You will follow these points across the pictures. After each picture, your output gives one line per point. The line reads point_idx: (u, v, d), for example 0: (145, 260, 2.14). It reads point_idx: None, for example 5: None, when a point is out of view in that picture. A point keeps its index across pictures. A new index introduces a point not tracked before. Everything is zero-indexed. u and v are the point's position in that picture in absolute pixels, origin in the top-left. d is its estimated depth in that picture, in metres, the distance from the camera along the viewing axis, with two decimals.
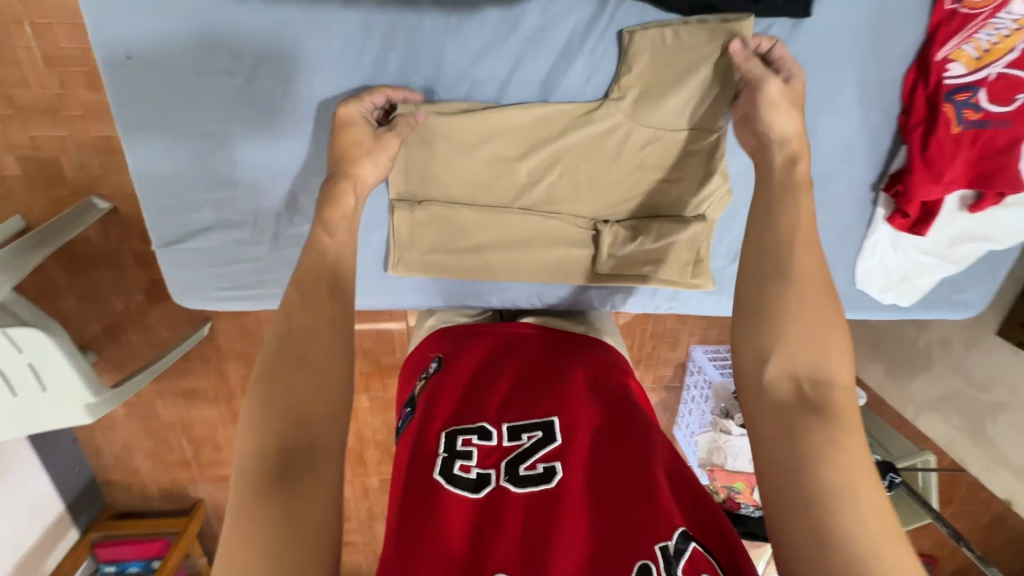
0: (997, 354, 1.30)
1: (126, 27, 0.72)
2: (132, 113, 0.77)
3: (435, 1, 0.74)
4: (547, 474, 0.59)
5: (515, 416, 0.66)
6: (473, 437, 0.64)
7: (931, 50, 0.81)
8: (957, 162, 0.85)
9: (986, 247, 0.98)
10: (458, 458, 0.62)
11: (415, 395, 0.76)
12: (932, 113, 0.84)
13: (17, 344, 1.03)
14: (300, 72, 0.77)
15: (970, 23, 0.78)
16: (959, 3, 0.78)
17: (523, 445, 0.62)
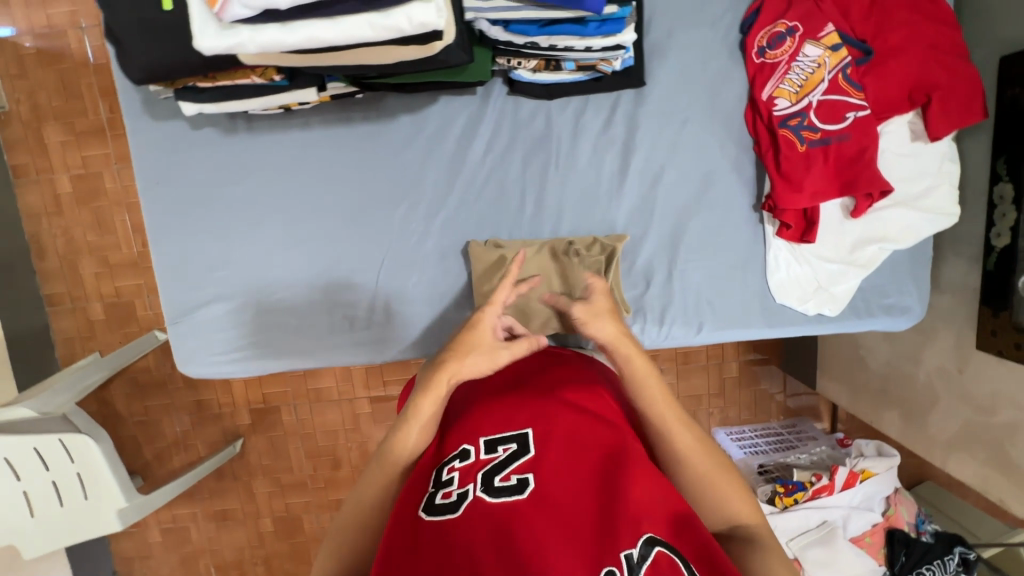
0: (988, 370, 1.23)
1: (158, 163, 1.04)
2: (160, 222, 1.06)
3: (365, 116, 1.04)
4: (521, 488, 0.58)
5: (491, 429, 0.66)
6: (454, 462, 0.64)
7: (757, 93, 1.00)
8: (812, 171, 0.98)
9: (889, 248, 1.04)
10: (439, 486, 0.61)
11: None
12: (776, 139, 1.00)
13: (71, 455, 1.23)
14: (273, 178, 1.06)
15: (778, 68, 0.98)
16: (762, 56, 0.98)
17: (499, 457, 0.62)
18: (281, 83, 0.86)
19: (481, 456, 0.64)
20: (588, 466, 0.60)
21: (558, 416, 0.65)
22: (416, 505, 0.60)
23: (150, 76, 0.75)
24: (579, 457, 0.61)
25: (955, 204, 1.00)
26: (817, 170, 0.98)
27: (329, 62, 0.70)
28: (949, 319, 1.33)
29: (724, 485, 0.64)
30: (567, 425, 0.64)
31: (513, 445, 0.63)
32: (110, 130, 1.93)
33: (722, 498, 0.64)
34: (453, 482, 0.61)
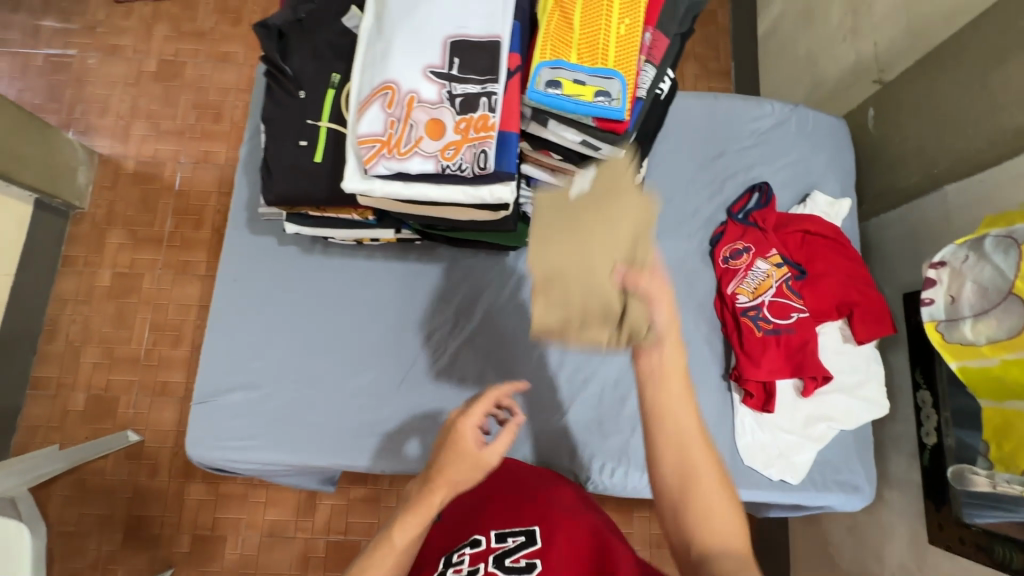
0: (943, 568, 1.30)
1: (238, 266, 1.26)
2: (221, 312, 1.24)
3: (417, 257, 1.30)
4: (528, 567, 0.80)
5: (503, 527, 0.90)
6: (469, 551, 0.88)
7: (723, 288, 1.30)
8: (769, 353, 1.22)
9: (836, 427, 1.23)
10: (457, 569, 0.85)
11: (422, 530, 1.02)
12: (738, 325, 1.27)
13: None
14: (330, 292, 1.27)
15: (739, 272, 1.29)
16: (727, 263, 1.31)
17: (509, 545, 0.86)
18: (370, 222, 1.13)
19: (492, 545, 0.87)
20: (585, 554, 0.82)
21: (557, 521, 0.88)
22: None
23: (280, 200, 1.03)
24: (576, 548, 0.83)
25: (884, 397, 1.23)
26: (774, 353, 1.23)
27: (421, 210, 0.99)
28: (903, 514, 1.44)
29: (691, 467, 0.68)
30: (563, 526, 0.87)
31: (522, 539, 0.86)
32: (168, 240, 2.20)
33: (698, 476, 0.68)
34: (467, 563, 0.86)
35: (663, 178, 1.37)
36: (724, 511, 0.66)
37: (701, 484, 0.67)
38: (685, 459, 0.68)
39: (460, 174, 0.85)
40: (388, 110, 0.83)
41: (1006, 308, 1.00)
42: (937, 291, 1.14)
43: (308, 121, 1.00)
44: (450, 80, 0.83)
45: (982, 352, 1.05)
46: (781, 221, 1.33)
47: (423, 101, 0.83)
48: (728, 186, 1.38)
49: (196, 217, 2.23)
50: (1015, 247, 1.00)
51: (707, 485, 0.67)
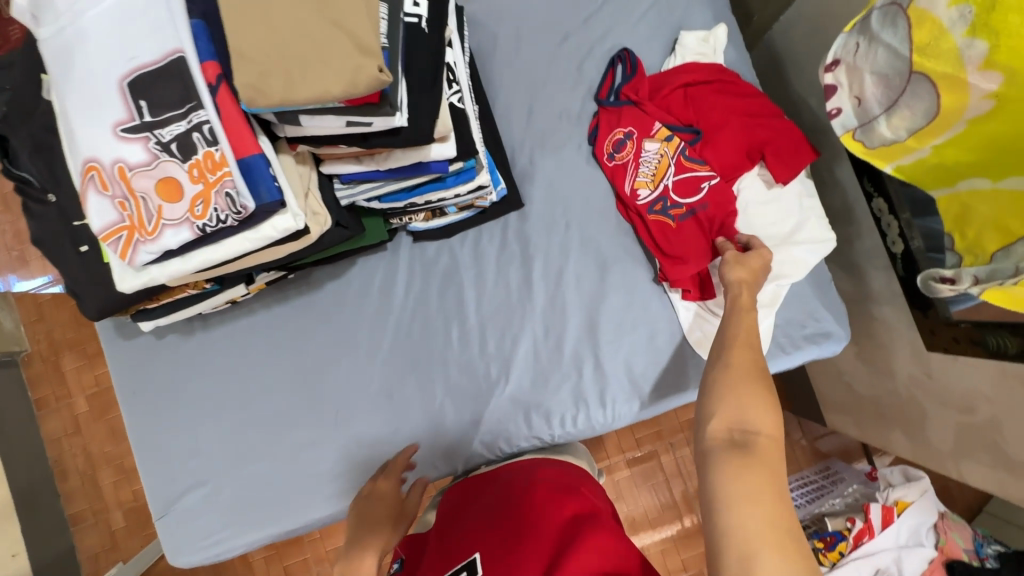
0: (949, 369, 1.22)
1: (131, 377, 1.19)
2: (138, 427, 1.19)
3: (298, 292, 1.20)
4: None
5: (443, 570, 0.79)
6: None
7: (621, 187, 1.14)
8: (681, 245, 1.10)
9: (787, 283, 1.11)
10: None
11: None
12: (648, 224, 1.12)
13: None
14: (231, 363, 1.20)
15: (629, 166, 1.13)
16: (613, 159, 1.14)
17: None
18: (212, 289, 1.02)
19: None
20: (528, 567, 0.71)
21: (494, 534, 0.78)
22: None
23: (100, 314, 0.93)
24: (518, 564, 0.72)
25: (827, 230, 1.10)
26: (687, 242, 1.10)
27: (231, 269, 0.86)
28: (898, 329, 1.35)
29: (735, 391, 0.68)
30: (502, 538, 0.77)
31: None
32: None
33: (740, 404, 0.67)
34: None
35: (514, 93, 1.19)
36: (765, 450, 0.63)
37: (746, 409, 0.66)
38: (731, 379, 0.69)
39: (226, 224, 0.72)
40: (108, 193, 0.69)
41: (915, 92, 0.83)
42: (840, 97, 0.96)
43: (75, 224, 0.87)
44: (151, 129, 0.67)
45: (910, 146, 0.88)
46: (655, 86, 1.14)
47: (135, 166, 0.68)
48: (587, 70, 1.18)
49: None
50: (902, 14, 0.81)
51: (750, 412, 0.66)
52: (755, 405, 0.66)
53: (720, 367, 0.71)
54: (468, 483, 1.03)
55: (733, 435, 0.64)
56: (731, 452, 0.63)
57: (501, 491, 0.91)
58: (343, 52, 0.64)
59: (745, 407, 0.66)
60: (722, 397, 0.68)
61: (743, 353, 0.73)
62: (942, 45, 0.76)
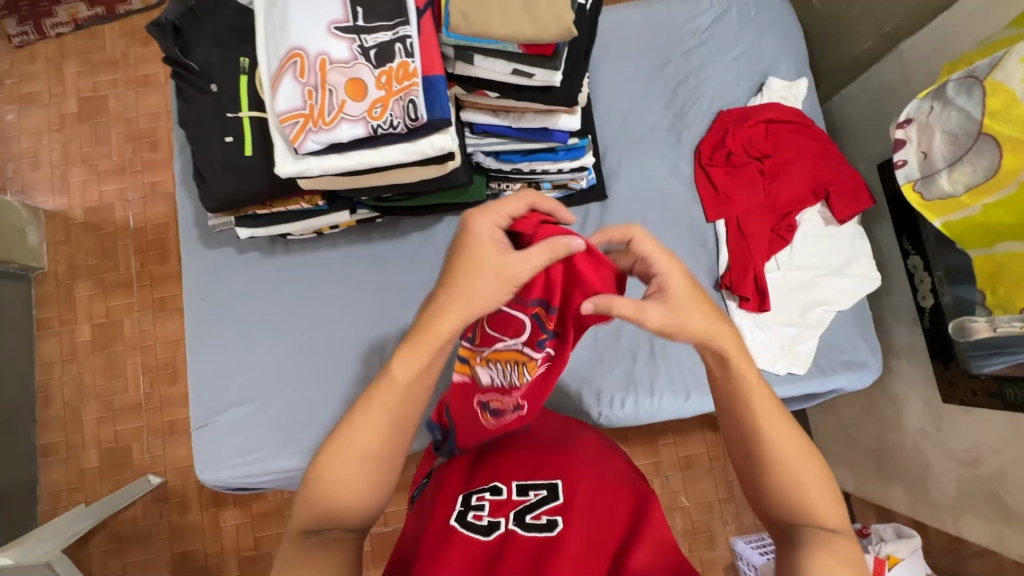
0: (959, 422, 1.33)
1: (202, 286, 1.22)
2: (197, 334, 1.20)
3: (381, 236, 1.26)
4: (550, 525, 0.77)
5: (522, 479, 0.87)
6: (486, 494, 0.85)
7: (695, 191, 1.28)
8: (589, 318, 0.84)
9: (833, 310, 1.23)
10: (472, 509, 0.82)
11: (432, 471, 1.01)
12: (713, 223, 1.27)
13: None
14: (302, 291, 1.23)
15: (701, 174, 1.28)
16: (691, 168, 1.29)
17: (530, 499, 0.82)
18: (321, 208, 1.08)
19: (514, 497, 0.83)
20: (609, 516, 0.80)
21: (582, 477, 0.85)
22: (452, 519, 0.81)
23: (221, 204, 0.97)
24: (601, 510, 0.81)
25: (874, 269, 1.23)
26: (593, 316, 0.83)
27: (368, 184, 0.92)
28: (914, 383, 1.45)
29: (788, 488, 0.68)
30: (590, 482, 0.84)
31: (544, 492, 0.83)
32: (138, 281, 1.98)
33: (800, 488, 0.68)
34: (488, 511, 0.82)
35: (614, 99, 1.32)
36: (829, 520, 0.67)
37: (802, 479, 0.69)
38: (786, 472, 0.68)
39: (394, 131, 0.79)
40: (303, 80, 0.78)
41: (979, 151, 0.97)
42: (908, 151, 1.11)
43: (228, 115, 0.94)
44: (359, 33, 0.78)
45: (963, 201, 1.02)
46: (741, 116, 1.28)
47: (335, 61, 0.78)
48: (680, 94, 1.33)
49: (160, 251, 2.00)
50: (978, 85, 0.97)
51: (808, 488, 0.68)
52: (812, 488, 0.68)
53: (754, 437, 0.70)
54: (535, 413, 1.05)
55: (799, 522, 0.67)
56: (812, 538, 0.66)
57: (583, 440, 0.96)
58: (541, 4, 0.75)
59: (811, 501, 0.68)
60: (773, 477, 0.69)
61: (780, 429, 0.70)
62: (1012, 112, 0.91)
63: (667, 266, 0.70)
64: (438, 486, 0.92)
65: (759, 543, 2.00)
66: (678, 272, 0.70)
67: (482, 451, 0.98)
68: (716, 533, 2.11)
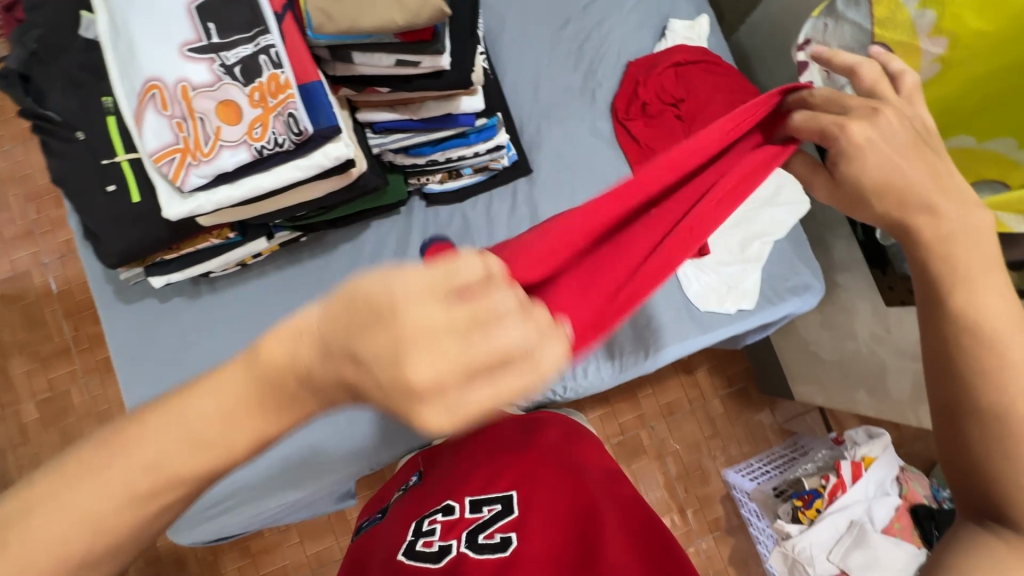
0: (906, 321, 1.38)
1: (132, 344, 1.15)
2: (137, 394, 1.13)
3: (310, 253, 1.20)
4: (502, 544, 0.77)
5: (477, 498, 0.87)
6: (438, 517, 0.86)
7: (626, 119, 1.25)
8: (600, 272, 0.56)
9: (771, 240, 1.25)
10: (423, 536, 0.83)
11: (391, 501, 1.02)
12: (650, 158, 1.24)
13: None
14: (239, 327, 1.17)
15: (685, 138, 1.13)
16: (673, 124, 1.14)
17: (484, 517, 0.83)
18: (234, 240, 1.03)
19: (467, 516, 0.84)
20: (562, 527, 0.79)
21: (536, 486, 0.87)
22: (402, 552, 0.81)
23: (123, 258, 0.91)
24: (555, 525, 0.80)
25: (801, 194, 1.26)
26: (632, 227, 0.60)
27: (272, 207, 0.87)
28: (861, 292, 1.51)
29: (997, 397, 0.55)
30: (544, 492, 0.86)
31: (498, 508, 0.84)
32: (76, 345, 1.86)
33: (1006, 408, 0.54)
34: (439, 535, 0.82)
35: (522, 68, 1.28)
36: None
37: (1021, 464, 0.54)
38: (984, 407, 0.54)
39: (281, 149, 0.75)
40: (167, 112, 0.72)
41: None
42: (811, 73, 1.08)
43: (103, 162, 0.87)
44: (217, 51, 0.73)
45: None
46: (649, 65, 1.27)
47: (198, 86, 0.72)
48: (586, 52, 1.30)
49: (93, 309, 1.88)
50: None
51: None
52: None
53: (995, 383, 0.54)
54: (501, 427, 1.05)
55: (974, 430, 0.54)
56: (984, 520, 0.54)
57: (542, 444, 0.98)
58: None
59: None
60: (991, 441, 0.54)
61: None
62: (898, 17, 0.93)
63: (860, 136, 0.58)
64: (396, 515, 0.93)
65: (748, 470, 2.07)
66: (896, 133, 0.58)
67: (436, 475, 0.99)
68: (708, 468, 2.18)
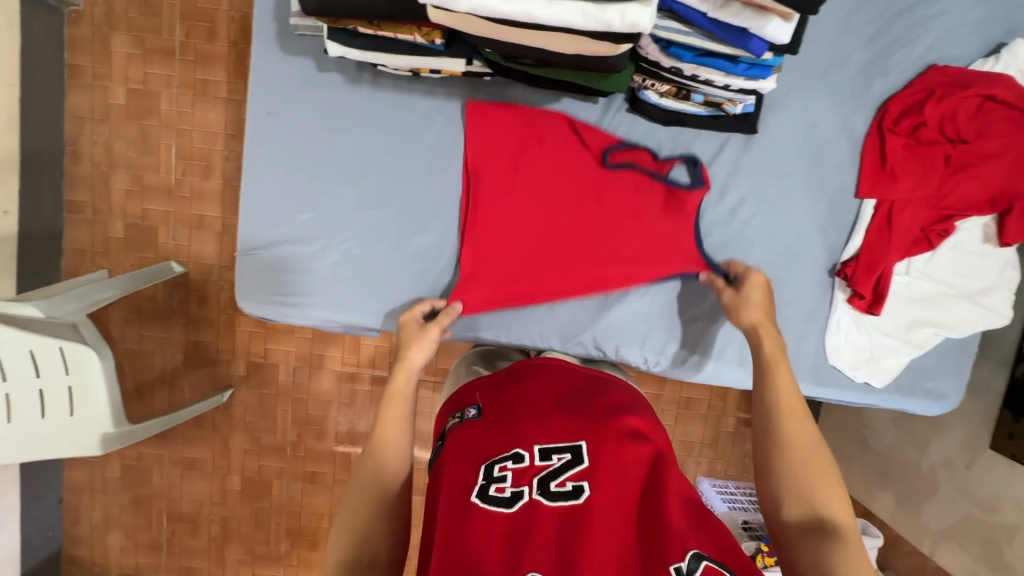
0: (998, 471, 1.31)
1: (271, 96, 1.04)
2: (256, 149, 1.05)
3: (486, 99, 1.06)
4: (576, 492, 0.72)
5: (545, 440, 0.79)
6: (507, 462, 0.77)
7: (885, 126, 1.04)
8: (551, 164, 1.07)
9: (943, 334, 1.10)
10: (493, 482, 0.75)
11: (447, 430, 0.89)
12: (884, 184, 1.05)
13: (38, 369, 1.22)
14: (378, 134, 1.06)
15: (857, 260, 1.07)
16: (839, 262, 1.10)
17: (554, 465, 0.75)
18: (435, 47, 0.88)
19: (536, 463, 0.76)
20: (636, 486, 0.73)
21: (607, 438, 0.77)
22: (473, 494, 0.74)
23: (325, 8, 0.78)
24: (628, 481, 0.73)
25: (1011, 307, 1.08)
26: (591, 211, 1.07)
27: (515, 39, 0.75)
28: (966, 417, 1.40)
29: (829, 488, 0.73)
30: (618, 446, 0.76)
31: (568, 456, 0.76)
32: (180, 53, 1.74)
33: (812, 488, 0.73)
34: (511, 481, 0.75)
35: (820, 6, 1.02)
36: None
37: None
38: None
39: None
40: None
41: None
42: None
43: None
44: None
45: None
46: (957, 80, 1.02)
47: None
48: (897, 27, 1.04)
49: (210, 24, 1.73)
50: None
51: None
52: None
53: None
54: (586, 375, 0.96)
55: None
56: None
57: (595, 402, 0.86)
58: None
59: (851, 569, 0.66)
60: None
61: None
62: None
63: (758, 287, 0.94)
64: (460, 444, 0.82)
65: (723, 488, 2.12)
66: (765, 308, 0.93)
67: (496, 403, 0.88)
68: (687, 468, 2.22)
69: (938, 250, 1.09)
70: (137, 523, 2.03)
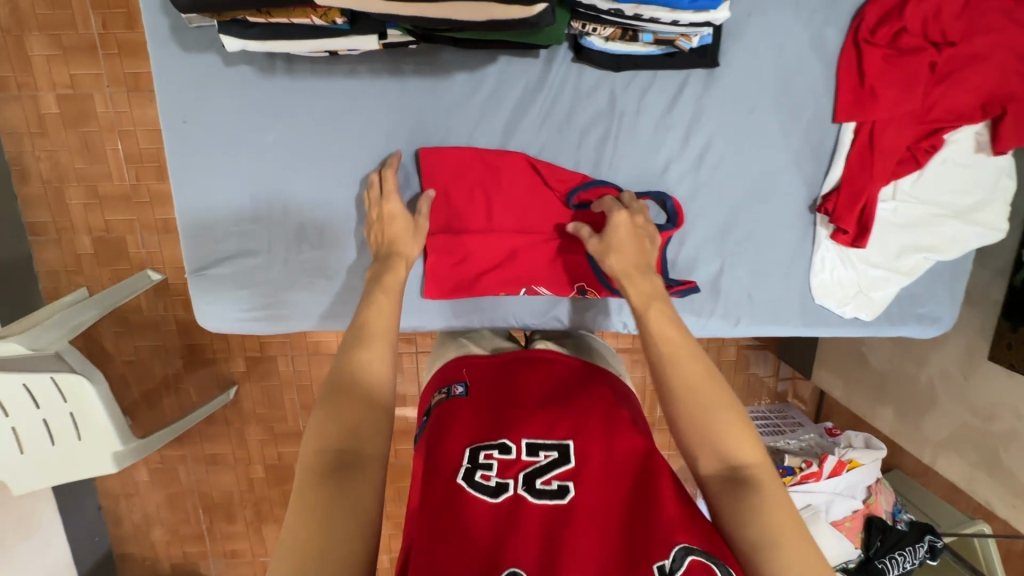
0: (996, 380, 1.29)
1: (184, 102, 0.95)
2: (182, 161, 0.98)
3: (415, 69, 0.96)
4: (561, 492, 0.69)
5: (535, 434, 0.76)
6: (494, 451, 0.74)
7: (861, 37, 0.93)
8: (509, 179, 1.00)
9: (934, 258, 1.04)
10: (480, 468, 0.72)
11: (433, 406, 0.85)
12: (863, 105, 0.96)
13: (36, 400, 1.19)
14: (306, 127, 0.97)
15: (842, 194, 0.99)
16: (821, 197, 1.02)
17: (541, 460, 0.73)
18: (340, 28, 0.79)
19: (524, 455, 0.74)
20: (623, 484, 0.70)
21: (600, 434, 0.74)
22: (460, 479, 0.71)
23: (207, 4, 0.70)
24: (615, 479, 0.70)
25: (1007, 220, 1.01)
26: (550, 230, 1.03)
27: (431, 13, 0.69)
28: (964, 328, 1.36)
29: (728, 424, 0.69)
30: (609, 440, 0.74)
31: (557, 453, 0.73)
32: (103, 47, 1.60)
33: (714, 432, 0.69)
34: (496, 472, 0.72)
35: None
36: None
37: None
38: None
39: None
40: None
41: None
42: None
43: None
44: None
45: None
46: None
47: None
48: None
49: (127, 11, 1.58)
50: None
51: None
52: None
53: None
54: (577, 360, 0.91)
55: None
56: None
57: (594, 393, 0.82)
58: None
59: (767, 516, 0.63)
60: None
61: None
62: None
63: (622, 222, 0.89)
64: (450, 421, 0.79)
65: None
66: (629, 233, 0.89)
67: (490, 391, 0.84)
68: None
69: (926, 170, 1.01)
70: (176, 517, 2.13)
